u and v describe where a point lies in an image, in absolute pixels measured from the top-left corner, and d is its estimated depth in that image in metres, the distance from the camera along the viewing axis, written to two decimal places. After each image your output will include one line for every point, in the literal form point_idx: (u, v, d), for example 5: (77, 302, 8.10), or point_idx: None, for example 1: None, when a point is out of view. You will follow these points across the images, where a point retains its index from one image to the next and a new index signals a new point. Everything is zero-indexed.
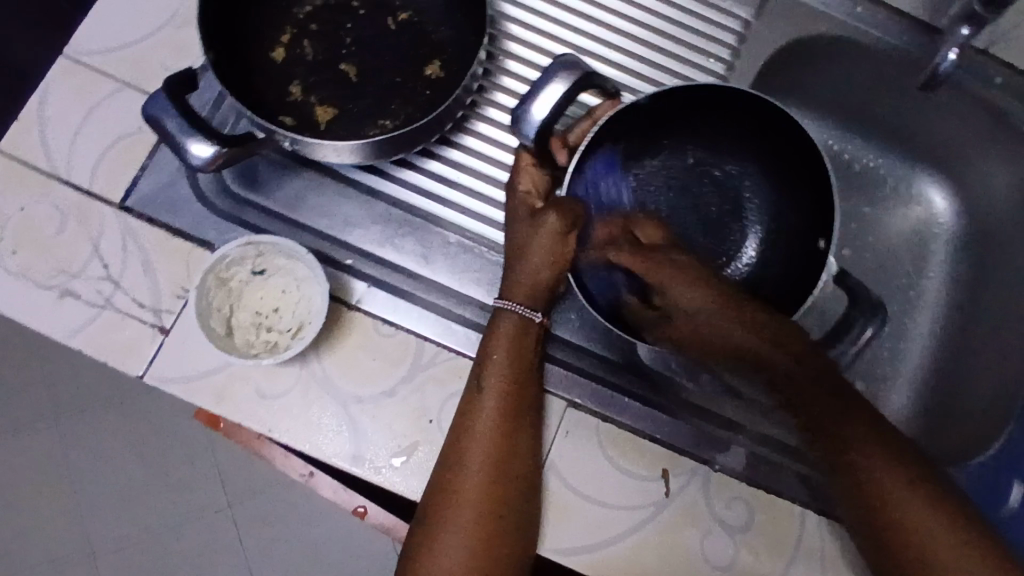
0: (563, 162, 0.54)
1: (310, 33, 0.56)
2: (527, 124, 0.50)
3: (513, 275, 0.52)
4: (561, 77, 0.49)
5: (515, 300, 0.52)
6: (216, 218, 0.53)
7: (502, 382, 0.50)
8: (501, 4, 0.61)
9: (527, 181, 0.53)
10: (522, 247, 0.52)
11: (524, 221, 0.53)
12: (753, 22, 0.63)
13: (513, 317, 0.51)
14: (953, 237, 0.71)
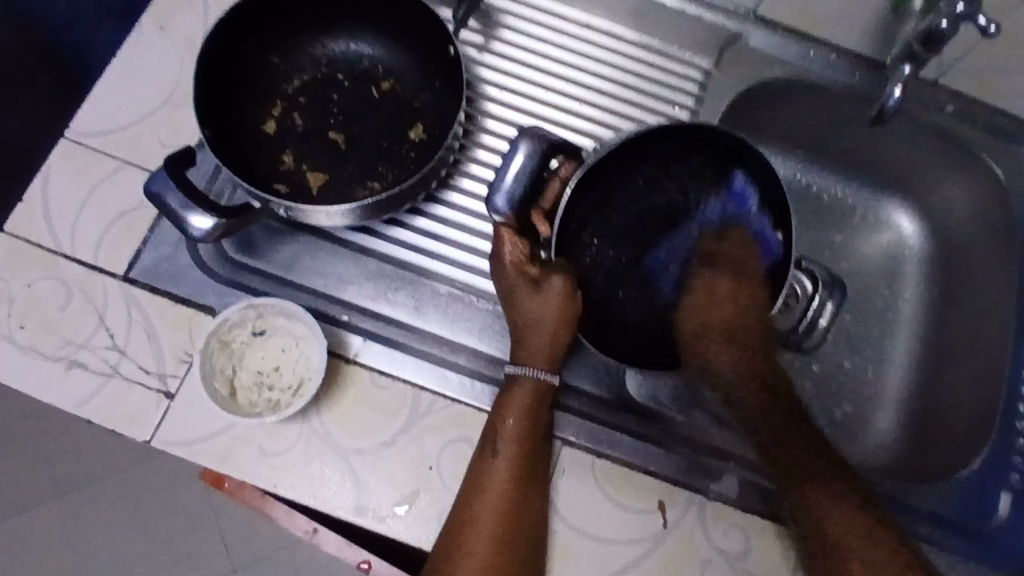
0: (546, 231, 0.57)
1: (300, 106, 0.60)
2: (502, 193, 0.53)
3: (525, 348, 0.54)
4: (525, 147, 0.52)
5: (537, 367, 0.53)
6: (216, 284, 0.55)
7: (515, 446, 0.51)
8: (477, 69, 0.65)
9: (514, 251, 0.55)
10: (529, 317, 0.54)
11: (523, 290, 0.54)
12: (712, 71, 0.67)
13: (530, 383, 0.53)
14: (922, 259, 0.74)
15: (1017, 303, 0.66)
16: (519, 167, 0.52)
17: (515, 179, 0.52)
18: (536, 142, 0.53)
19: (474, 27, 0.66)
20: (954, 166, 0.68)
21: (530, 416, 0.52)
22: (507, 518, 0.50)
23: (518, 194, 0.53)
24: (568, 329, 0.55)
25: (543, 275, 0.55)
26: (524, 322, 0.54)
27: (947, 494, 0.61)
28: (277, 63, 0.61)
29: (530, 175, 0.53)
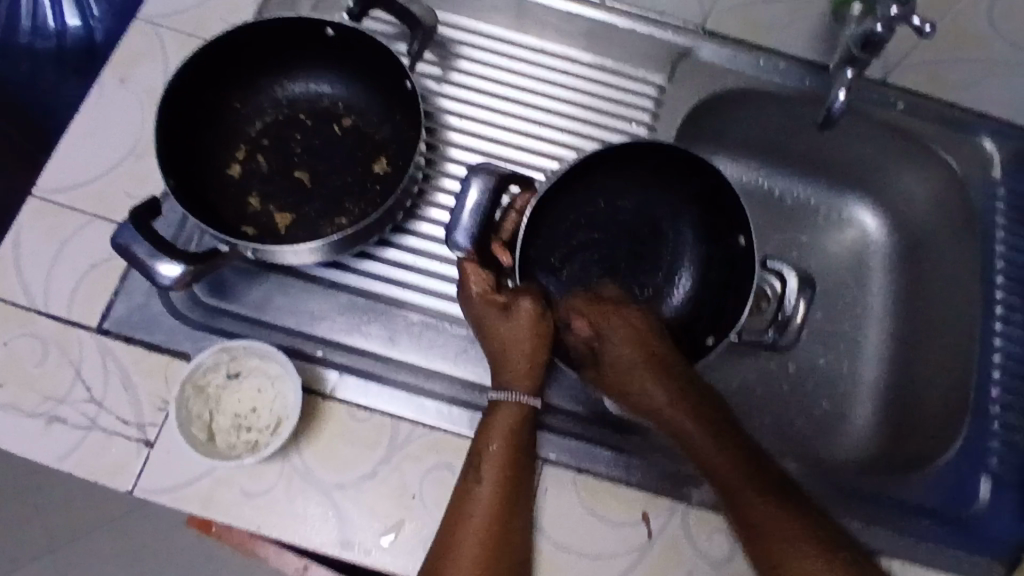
0: (507, 263, 0.59)
1: (264, 149, 0.61)
2: (462, 230, 0.54)
3: (505, 372, 0.55)
4: (478, 183, 0.53)
5: (516, 390, 0.54)
6: (191, 329, 0.56)
7: (499, 472, 0.51)
8: (437, 100, 0.67)
9: (480, 283, 0.56)
10: (506, 343, 0.56)
11: (494, 317, 0.56)
12: (666, 86, 0.69)
13: (512, 406, 0.53)
14: (888, 253, 0.75)
15: (979, 290, 0.67)
16: (476, 204, 0.53)
17: (472, 216, 0.53)
18: (488, 177, 0.53)
19: (430, 59, 0.68)
20: (909, 161, 0.70)
21: (511, 440, 0.52)
22: (490, 545, 0.50)
23: (477, 229, 0.54)
24: (542, 349, 0.57)
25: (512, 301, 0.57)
26: (498, 349, 0.56)
27: (927, 483, 0.62)
28: (238, 107, 0.62)
29: (487, 210, 0.54)
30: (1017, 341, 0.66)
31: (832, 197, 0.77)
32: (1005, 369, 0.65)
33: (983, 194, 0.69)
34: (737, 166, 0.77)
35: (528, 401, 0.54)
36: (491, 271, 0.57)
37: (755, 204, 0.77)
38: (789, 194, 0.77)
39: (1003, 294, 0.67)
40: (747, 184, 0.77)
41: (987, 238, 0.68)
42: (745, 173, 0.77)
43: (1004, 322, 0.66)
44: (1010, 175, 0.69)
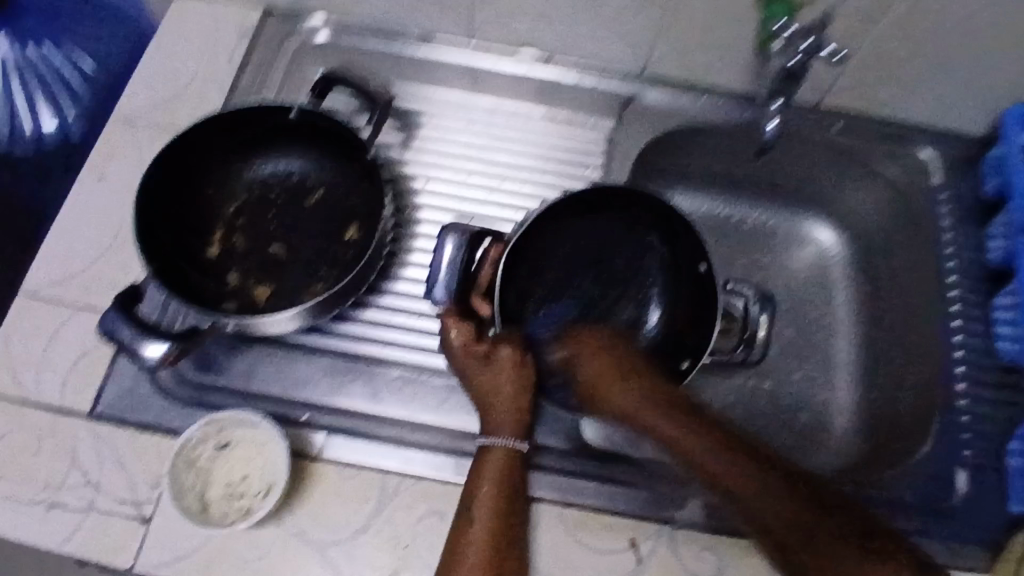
0: (487, 312, 0.62)
1: (240, 229, 0.64)
2: (439, 285, 0.59)
3: (489, 420, 0.57)
4: (452, 241, 0.58)
5: (501, 435, 0.56)
6: (181, 405, 0.58)
7: (491, 509, 0.53)
8: (401, 165, 0.71)
9: (460, 334, 0.60)
10: (490, 389, 0.59)
11: (477, 367, 0.59)
12: (616, 131, 0.73)
13: (499, 450, 0.55)
14: (841, 264, 0.79)
15: (934, 290, 0.70)
16: (451, 260, 0.59)
17: (448, 271, 0.59)
18: (460, 235, 0.59)
19: (391, 129, 0.72)
20: (851, 174, 0.75)
21: (501, 480, 0.54)
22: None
23: (454, 282, 0.59)
24: (524, 397, 0.59)
25: (494, 351, 0.60)
26: (484, 396, 0.59)
27: (907, 482, 0.63)
28: (212, 192, 0.64)
29: (461, 265, 0.59)
30: (979, 335, 0.68)
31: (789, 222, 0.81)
32: (970, 361, 0.67)
33: (924, 198, 0.72)
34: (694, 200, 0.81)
35: (515, 444, 0.56)
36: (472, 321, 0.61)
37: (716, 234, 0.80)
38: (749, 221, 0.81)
39: (958, 292, 0.69)
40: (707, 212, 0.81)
41: (935, 240, 0.71)
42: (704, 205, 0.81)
43: (965, 318, 0.68)
44: (953, 178, 0.73)
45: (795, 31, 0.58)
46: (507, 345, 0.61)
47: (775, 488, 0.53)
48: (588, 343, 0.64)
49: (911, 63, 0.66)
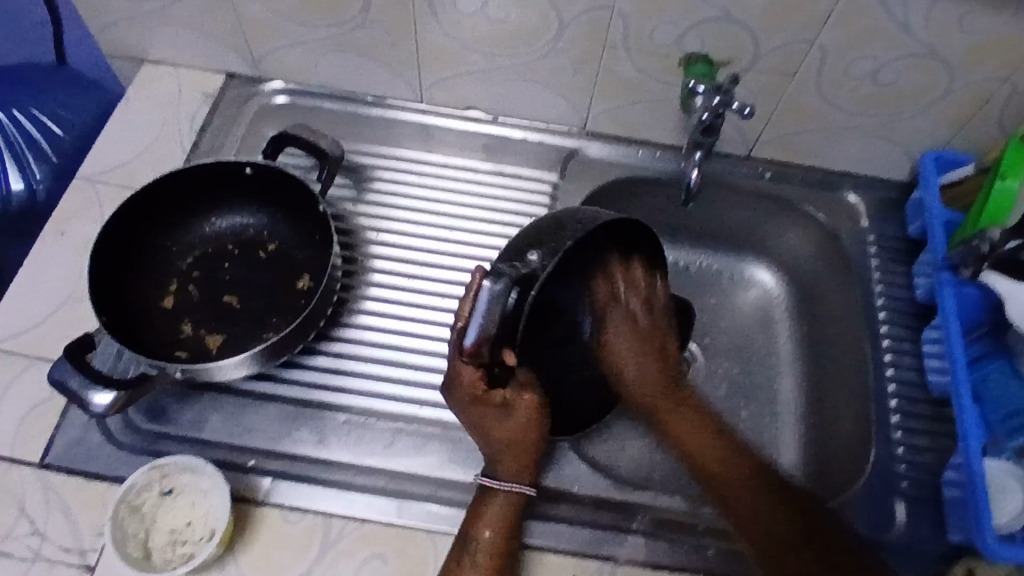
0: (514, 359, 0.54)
1: (195, 280, 0.67)
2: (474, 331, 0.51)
3: (499, 464, 0.57)
4: (491, 287, 0.50)
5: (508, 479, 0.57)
6: (132, 453, 0.60)
7: (492, 554, 0.54)
8: (354, 217, 0.74)
9: (470, 383, 0.55)
10: (509, 441, 0.57)
11: (493, 415, 0.57)
12: (560, 183, 0.77)
13: (508, 497, 0.56)
14: (787, 305, 0.82)
15: (864, 326, 0.73)
16: (490, 304, 0.50)
17: (484, 318, 0.50)
18: (503, 281, 0.50)
19: (344, 184, 0.75)
20: (784, 218, 0.79)
21: (504, 527, 0.55)
22: None
23: (496, 328, 0.51)
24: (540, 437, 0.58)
25: (511, 396, 0.57)
26: (497, 445, 0.57)
27: (847, 514, 0.64)
28: (170, 245, 0.67)
29: (499, 312, 0.50)
30: (908, 369, 0.71)
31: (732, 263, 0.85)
32: (901, 396, 0.70)
33: (852, 239, 0.76)
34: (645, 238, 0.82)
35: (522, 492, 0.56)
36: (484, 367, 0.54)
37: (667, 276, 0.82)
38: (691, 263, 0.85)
39: (888, 328, 0.73)
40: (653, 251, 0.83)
41: (865, 279, 0.75)
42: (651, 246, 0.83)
43: (894, 353, 0.72)
44: (878, 221, 0.77)
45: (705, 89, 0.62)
46: (530, 387, 0.57)
47: (746, 485, 0.59)
48: (625, 318, 0.65)
49: (827, 113, 0.71)
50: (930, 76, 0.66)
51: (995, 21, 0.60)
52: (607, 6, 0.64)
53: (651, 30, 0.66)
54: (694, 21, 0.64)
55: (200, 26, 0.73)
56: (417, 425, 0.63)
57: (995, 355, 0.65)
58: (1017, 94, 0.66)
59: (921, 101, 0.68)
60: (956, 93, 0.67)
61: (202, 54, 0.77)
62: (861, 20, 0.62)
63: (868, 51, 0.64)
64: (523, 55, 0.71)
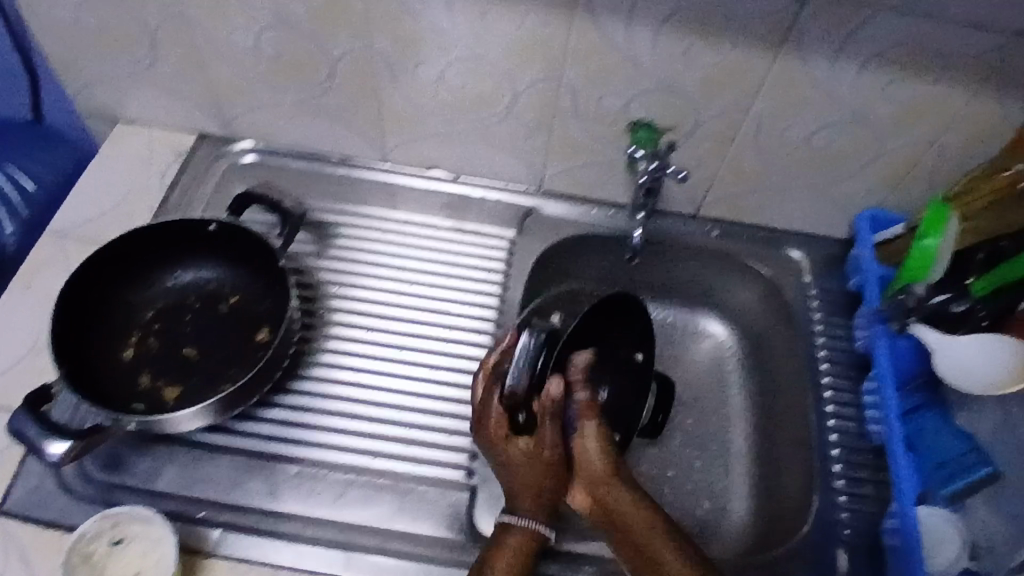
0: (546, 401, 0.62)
1: (156, 332, 0.68)
2: (511, 375, 0.61)
3: (518, 498, 0.59)
4: (526, 336, 0.61)
5: (524, 513, 0.58)
6: (86, 503, 0.60)
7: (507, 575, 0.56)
8: (316, 271, 0.76)
9: (496, 428, 0.61)
10: (531, 484, 0.59)
11: (516, 459, 0.60)
12: (517, 240, 0.81)
13: (522, 530, 0.58)
14: (737, 356, 0.85)
15: (806, 378, 0.76)
16: (523, 355, 0.61)
17: (517, 368, 0.61)
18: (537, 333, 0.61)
19: (306, 239, 0.78)
20: (731, 273, 0.83)
21: (519, 558, 0.56)
22: None
23: (525, 385, 0.61)
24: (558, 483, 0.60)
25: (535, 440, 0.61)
26: (519, 486, 0.60)
27: (789, 562, 0.66)
28: (133, 298, 0.69)
29: (530, 361, 0.61)
30: (850, 419, 0.74)
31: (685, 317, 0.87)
32: (843, 445, 0.72)
33: (795, 294, 0.80)
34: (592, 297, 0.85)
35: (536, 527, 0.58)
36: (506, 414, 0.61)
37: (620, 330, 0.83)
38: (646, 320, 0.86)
39: (829, 379, 0.76)
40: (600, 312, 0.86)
41: (808, 332, 0.78)
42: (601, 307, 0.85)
43: (835, 403, 0.74)
44: (820, 276, 0.81)
45: (642, 156, 0.68)
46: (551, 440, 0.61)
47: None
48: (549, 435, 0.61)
49: (768, 175, 0.75)
50: (861, 141, 0.70)
51: (919, 88, 0.64)
52: (556, 75, 0.68)
53: (599, 98, 0.70)
54: (637, 91, 0.68)
55: (173, 88, 0.77)
56: (369, 476, 0.64)
57: (930, 406, 0.69)
58: (942, 159, 0.70)
59: (859, 161, 0.72)
60: (891, 152, 0.70)
61: (174, 114, 0.80)
62: (792, 90, 0.66)
63: (801, 119, 0.68)
64: (479, 121, 0.75)
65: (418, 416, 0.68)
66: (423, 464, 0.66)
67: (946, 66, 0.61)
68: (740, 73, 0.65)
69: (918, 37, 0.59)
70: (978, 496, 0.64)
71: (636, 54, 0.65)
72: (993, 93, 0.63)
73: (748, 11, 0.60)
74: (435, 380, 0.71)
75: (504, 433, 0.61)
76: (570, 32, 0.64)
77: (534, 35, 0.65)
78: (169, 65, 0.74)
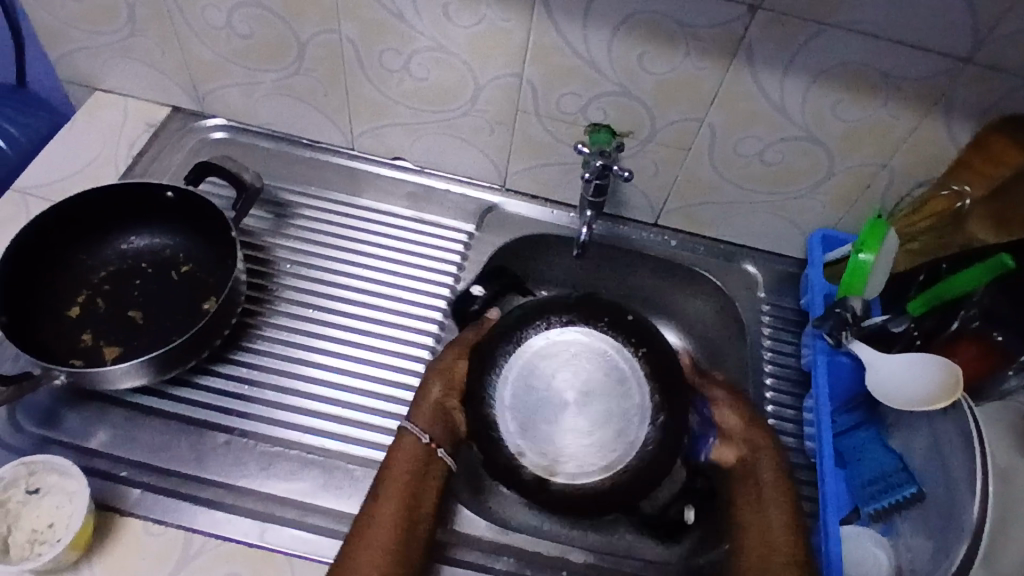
0: (433, 393, 0.66)
1: (104, 294, 0.69)
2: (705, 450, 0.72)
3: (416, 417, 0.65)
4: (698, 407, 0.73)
5: (417, 425, 0.64)
6: (15, 454, 0.61)
7: (410, 461, 0.62)
8: (272, 248, 0.77)
9: (430, 395, 0.66)
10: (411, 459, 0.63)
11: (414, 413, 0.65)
12: (477, 233, 0.82)
13: (411, 437, 0.63)
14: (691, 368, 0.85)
15: (750, 390, 0.76)
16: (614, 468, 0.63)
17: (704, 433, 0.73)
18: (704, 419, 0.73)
19: (267, 216, 0.79)
20: (689, 283, 0.83)
21: (417, 463, 0.63)
22: (409, 490, 0.61)
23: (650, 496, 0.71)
24: (416, 469, 0.62)
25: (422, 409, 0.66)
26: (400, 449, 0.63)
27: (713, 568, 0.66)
28: (85, 258, 0.70)
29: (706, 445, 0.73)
30: (790, 435, 0.73)
31: (617, 391, 0.66)
32: None
33: (748, 308, 0.80)
34: (576, 459, 0.63)
35: (422, 436, 0.64)
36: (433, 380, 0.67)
37: (591, 443, 0.64)
38: (616, 437, 0.64)
39: (773, 393, 0.75)
40: (552, 433, 0.64)
41: (755, 345, 0.78)
42: (596, 459, 0.63)
43: (776, 418, 0.74)
44: (774, 293, 0.81)
45: (590, 154, 0.69)
46: (425, 414, 0.65)
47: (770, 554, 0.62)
48: (432, 395, 0.66)
49: (721, 189, 0.76)
50: (812, 159, 0.70)
51: (866, 109, 0.64)
52: (516, 73, 0.70)
53: (558, 99, 0.71)
54: (595, 93, 0.69)
55: (150, 61, 0.78)
56: (297, 450, 0.65)
57: (866, 424, 0.70)
58: (892, 183, 0.71)
59: (807, 181, 0.73)
60: (838, 174, 0.71)
61: (149, 88, 0.82)
62: (742, 104, 0.67)
63: (751, 132, 0.69)
64: (443, 114, 0.76)
65: (354, 396, 0.69)
66: (353, 444, 0.66)
67: (891, 88, 0.62)
68: (692, 82, 0.66)
69: (865, 58, 0.60)
70: (903, 515, 0.63)
71: (593, 57, 0.66)
72: (940, 118, 0.63)
73: (699, 20, 0.61)
74: (377, 362, 0.71)
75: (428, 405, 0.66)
76: (529, 30, 0.65)
77: (495, 30, 0.66)
78: (145, 38, 0.76)
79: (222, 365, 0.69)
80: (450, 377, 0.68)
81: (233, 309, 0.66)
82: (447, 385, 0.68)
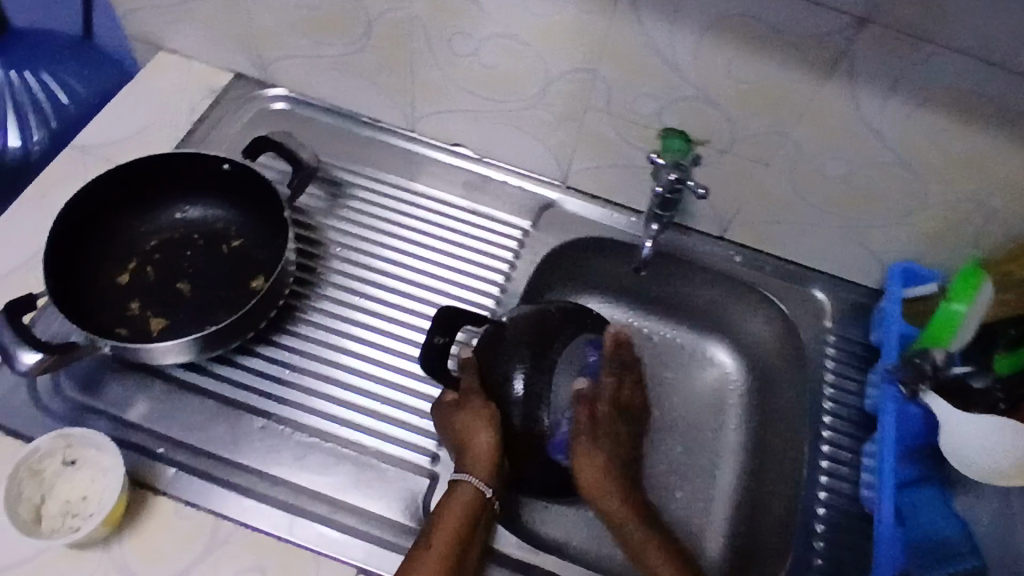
0: (485, 436, 0.62)
1: (154, 263, 0.69)
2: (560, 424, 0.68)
3: (470, 460, 0.61)
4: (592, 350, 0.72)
5: (475, 474, 0.60)
6: (54, 420, 0.61)
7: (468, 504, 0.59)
8: (324, 229, 0.75)
9: (480, 440, 0.62)
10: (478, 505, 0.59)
11: (465, 458, 0.61)
12: (531, 231, 0.78)
13: (469, 485, 0.59)
14: (741, 389, 0.80)
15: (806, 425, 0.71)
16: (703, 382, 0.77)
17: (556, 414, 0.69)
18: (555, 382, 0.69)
19: (320, 195, 0.77)
20: (750, 302, 0.78)
21: (473, 507, 0.59)
22: (462, 535, 0.57)
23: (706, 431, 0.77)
24: (473, 520, 0.58)
25: (479, 457, 0.61)
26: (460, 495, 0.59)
27: None
28: (137, 225, 0.70)
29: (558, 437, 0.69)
30: (843, 479, 0.69)
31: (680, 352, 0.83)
32: (829, 503, 0.68)
33: (812, 337, 0.75)
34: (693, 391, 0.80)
35: (482, 488, 0.60)
36: (471, 422, 0.62)
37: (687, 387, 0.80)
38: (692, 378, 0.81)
39: (830, 431, 0.71)
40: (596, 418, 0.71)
41: (816, 377, 0.74)
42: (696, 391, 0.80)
43: (830, 459, 0.70)
44: (842, 323, 0.76)
45: (663, 165, 0.65)
46: (485, 460, 0.61)
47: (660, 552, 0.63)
48: (483, 441, 0.61)
49: (798, 208, 0.71)
50: (903, 187, 0.65)
51: (972, 140, 0.58)
52: (590, 68, 0.65)
53: (632, 98, 0.66)
54: (672, 97, 0.65)
55: (214, 25, 0.76)
56: (332, 443, 0.64)
57: (930, 479, 0.64)
58: (990, 221, 0.65)
59: (893, 211, 0.67)
60: (929, 206, 0.66)
61: (212, 51, 0.80)
62: (834, 122, 0.62)
63: (838, 154, 0.64)
64: (509, 104, 0.72)
65: (395, 392, 0.67)
66: (390, 442, 0.65)
67: (1005, 121, 0.56)
68: (781, 94, 0.61)
69: (980, 85, 0.54)
70: None
71: (675, 59, 0.61)
72: None
73: (798, 28, 0.56)
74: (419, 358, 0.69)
75: (481, 451, 0.61)
76: (609, 24, 0.61)
77: (572, 21, 0.62)
78: (211, 2, 0.74)
79: (264, 347, 0.68)
80: (489, 417, 0.63)
81: (280, 293, 0.65)
82: (482, 424, 0.62)
